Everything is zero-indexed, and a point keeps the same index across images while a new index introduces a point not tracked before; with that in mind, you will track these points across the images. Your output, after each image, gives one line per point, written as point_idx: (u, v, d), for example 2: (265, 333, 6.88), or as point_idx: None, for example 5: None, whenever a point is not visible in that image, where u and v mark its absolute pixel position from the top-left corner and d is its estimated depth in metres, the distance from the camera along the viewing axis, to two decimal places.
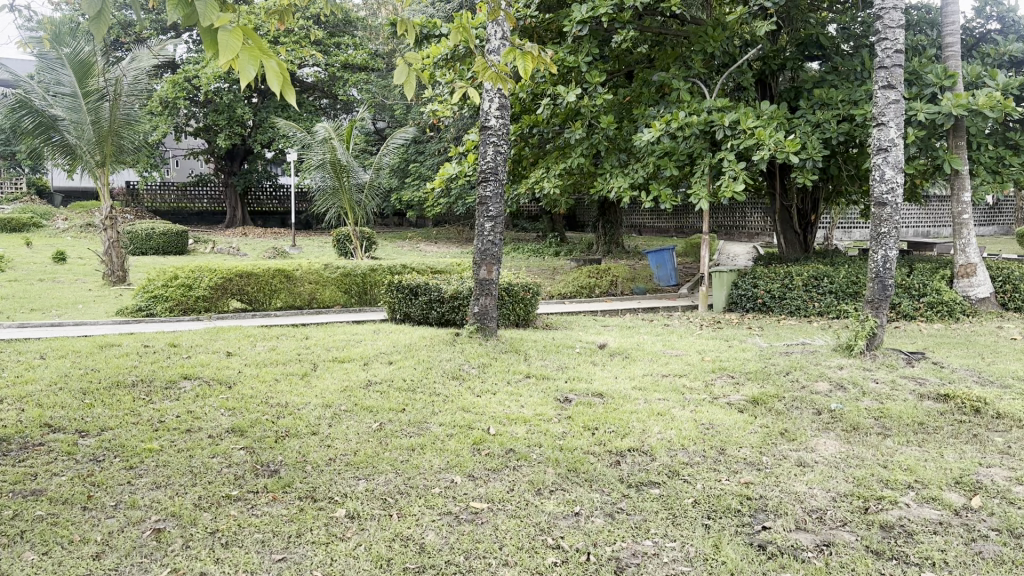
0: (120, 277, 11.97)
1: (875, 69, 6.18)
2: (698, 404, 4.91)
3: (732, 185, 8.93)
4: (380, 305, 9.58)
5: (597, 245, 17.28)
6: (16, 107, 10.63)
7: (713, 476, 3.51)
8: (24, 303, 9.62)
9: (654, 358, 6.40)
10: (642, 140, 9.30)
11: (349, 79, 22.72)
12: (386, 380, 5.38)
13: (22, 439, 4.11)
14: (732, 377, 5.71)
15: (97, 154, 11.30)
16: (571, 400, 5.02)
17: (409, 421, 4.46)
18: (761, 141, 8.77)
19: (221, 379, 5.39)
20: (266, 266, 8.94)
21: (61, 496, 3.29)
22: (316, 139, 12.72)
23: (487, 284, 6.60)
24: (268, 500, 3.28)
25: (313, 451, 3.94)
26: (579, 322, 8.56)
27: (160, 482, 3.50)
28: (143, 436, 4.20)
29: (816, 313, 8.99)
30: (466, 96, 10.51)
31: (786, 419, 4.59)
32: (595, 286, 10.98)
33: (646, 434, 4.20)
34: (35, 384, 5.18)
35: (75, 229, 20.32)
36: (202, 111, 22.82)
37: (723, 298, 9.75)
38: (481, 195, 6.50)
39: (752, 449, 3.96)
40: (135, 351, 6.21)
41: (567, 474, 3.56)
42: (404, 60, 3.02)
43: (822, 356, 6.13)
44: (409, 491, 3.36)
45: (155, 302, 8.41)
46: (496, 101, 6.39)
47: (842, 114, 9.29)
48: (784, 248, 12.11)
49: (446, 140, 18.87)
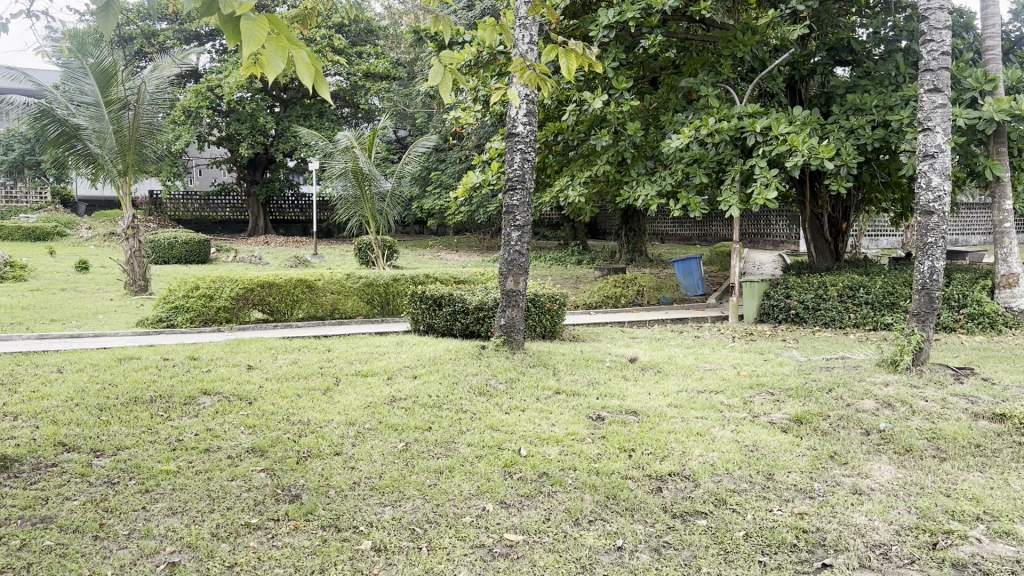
0: (142, 286, 11.88)
1: (920, 72, 5.93)
2: (739, 424, 4.67)
3: (764, 192, 8.67)
4: (402, 316, 9.39)
5: (620, 254, 17.01)
6: (40, 115, 10.41)
7: (763, 506, 3.29)
8: (45, 314, 9.54)
9: (687, 373, 6.16)
10: (670, 147, 9.07)
11: (370, 88, 22.62)
12: (411, 396, 5.18)
13: (35, 460, 3.95)
14: (771, 394, 5.46)
15: (119, 163, 11.25)
16: (603, 418, 4.80)
17: (435, 441, 4.25)
18: (794, 147, 8.52)
19: (242, 394, 5.22)
20: (288, 276, 8.77)
21: (72, 523, 3.11)
22: (338, 147, 12.59)
23: (514, 296, 6.40)
24: (290, 530, 3.08)
25: (336, 473, 3.74)
26: (607, 333, 8.33)
27: (176, 508, 3.32)
28: (160, 456, 4.03)
29: (852, 325, 8.72)
30: (489, 103, 10.33)
31: (833, 441, 4.35)
32: (621, 296, 10.72)
33: (686, 457, 3.97)
34: (51, 399, 5.03)
35: (99, 238, 20.37)
36: (225, 120, 22.81)
37: (754, 308, 9.51)
38: (508, 204, 6.30)
39: (801, 474, 3.75)
40: (154, 365, 6.06)
41: (606, 502, 3.33)
42: (438, 60, 2.81)
43: (865, 372, 5.86)
44: (439, 520, 3.16)
45: (176, 313, 8.28)
46: (524, 108, 6.17)
47: (877, 120, 9.01)
48: (815, 257, 11.81)
49: (467, 148, 18.73)
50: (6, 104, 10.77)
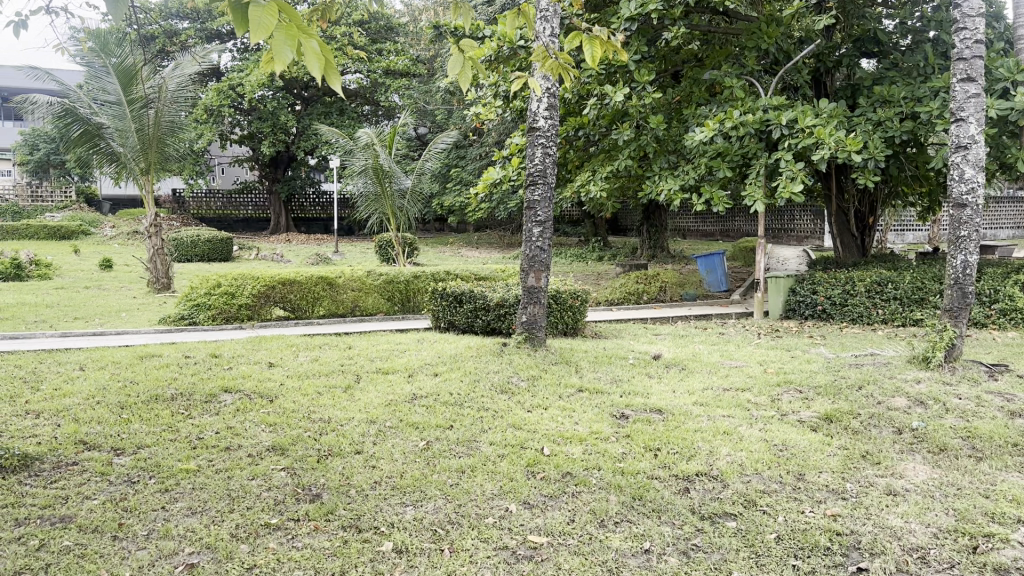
0: (165, 284, 11.94)
1: (953, 61, 5.78)
2: (767, 423, 4.57)
3: (790, 186, 8.53)
4: (423, 312, 9.35)
5: (642, 250, 16.87)
6: (63, 115, 10.51)
7: (795, 508, 3.20)
8: (69, 311, 9.60)
9: (712, 370, 6.05)
10: (694, 140, 8.94)
11: (390, 85, 22.60)
12: (432, 394, 5.12)
13: (56, 458, 3.93)
14: (800, 391, 5.35)
15: (141, 161, 11.29)
16: (627, 416, 4.71)
17: (457, 440, 4.18)
18: (821, 140, 8.37)
19: (263, 392, 5.19)
20: (309, 273, 8.75)
21: (90, 523, 3.08)
22: (358, 144, 12.55)
23: (535, 292, 6.31)
24: (310, 530, 3.03)
25: (357, 472, 3.69)
26: (630, 330, 8.23)
27: (196, 508, 3.28)
28: (180, 454, 4.00)
29: (880, 320, 8.58)
30: (510, 98, 10.25)
31: (865, 440, 4.24)
32: (644, 292, 10.60)
33: (714, 457, 3.88)
34: (73, 397, 5.03)
35: (122, 236, 20.52)
36: (246, 118, 22.87)
37: (779, 304, 9.40)
38: (529, 199, 6.21)
39: (833, 474, 3.65)
40: (175, 362, 6.04)
41: (632, 503, 3.25)
42: (458, 48, 2.73)
43: (896, 369, 5.73)
44: (461, 521, 3.09)
45: (198, 310, 8.29)
46: (545, 101, 6.09)
47: (905, 112, 8.83)
48: (841, 252, 11.63)
49: (488, 144, 18.67)
50: (30, 104, 10.86)
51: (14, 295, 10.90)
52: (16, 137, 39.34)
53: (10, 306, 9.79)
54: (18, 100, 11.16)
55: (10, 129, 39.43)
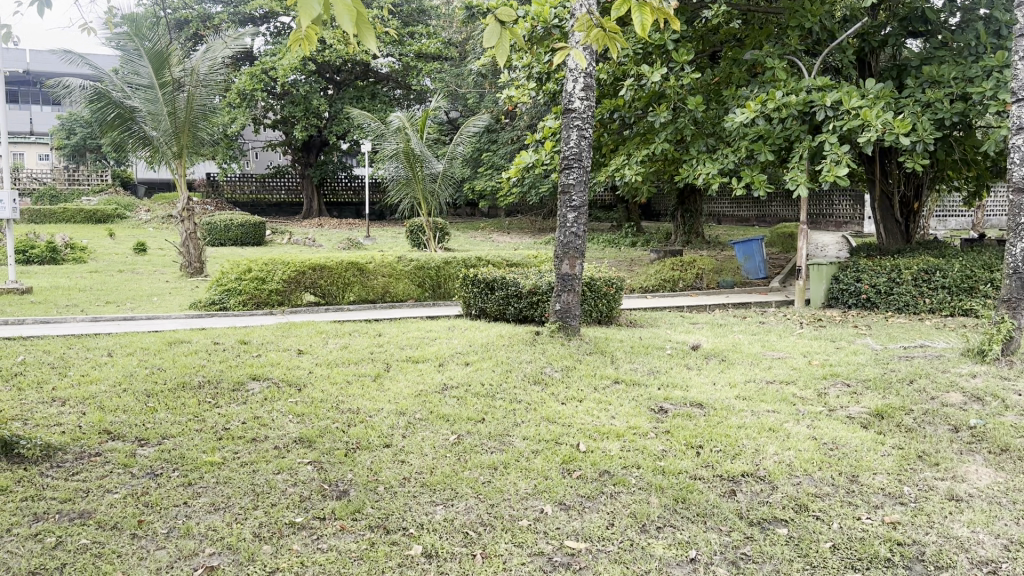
0: (197, 268, 11.93)
1: (1014, 37, 5.44)
2: (814, 419, 4.37)
3: (834, 169, 8.22)
4: (455, 299, 9.20)
5: (676, 235, 16.56)
6: (96, 98, 10.49)
7: (850, 514, 2.99)
8: (101, 296, 9.59)
9: (754, 362, 5.82)
10: (734, 123, 8.66)
11: (423, 68, 22.43)
12: (463, 384, 4.96)
13: (78, 448, 3.83)
14: (847, 385, 5.12)
15: (174, 145, 11.22)
16: (666, 410, 4.51)
17: (489, 434, 4.02)
18: (868, 122, 8.04)
19: (291, 380, 5.08)
20: (339, 259, 8.64)
21: (110, 520, 2.97)
22: (390, 128, 12.40)
23: (569, 280, 6.11)
24: (336, 530, 2.89)
25: (386, 468, 3.55)
26: (666, 318, 8.01)
27: (219, 504, 3.16)
28: (206, 445, 3.89)
29: (927, 310, 8.24)
30: (543, 80, 10.02)
31: (921, 439, 4.00)
32: (680, 279, 10.33)
33: (760, 456, 3.68)
34: (100, 384, 4.96)
35: (157, 220, 20.64)
36: (279, 103, 22.84)
37: (821, 292, 9.11)
38: (564, 183, 6.00)
39: (889, 477, 3.42)
40: (204, 349, 5.95)
41: (675, 506, 3.06)
42: (494, 18, 2.54)
43: (949, 362, 5.46)
44: (494, 523, 2.93)
45: (229, 295, 8.21)
46: (581, 81, 5.87)
47: (955, 93, 8.45)
48: (884, 239, 11.24)
49: (520, 128, 18.45)
50: (64, 88, 10.85)
51: (49, 279, 10.95)
52: (55, 122, 39.83)
53: (44, 290, 9.82)
54: (52, 85, 11.16)
55: (47, 114, 40.10)
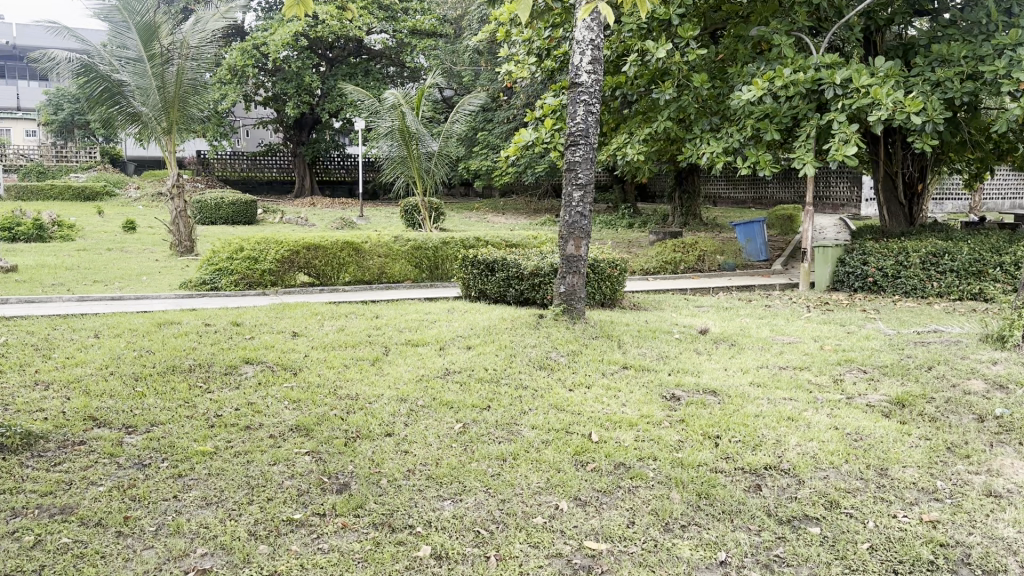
0: (188, 246, 11.66)
1: None
2: (834, 407, 4.19)
3: (842, 149, 8.00)
4: (453, 280, 8.97)
5: (674, 216, 16.33)
6: (83, 71, 10.20)
7: (885, 511, 2.82)
8: (89, 274, 9.34)
9: (764, 347, 5.63)
10: (740, 101, 8.43)
11: (416, 45, 22.27)
12: (466, 369, 4.77)
13: (62, 436, 3.63)
14: (864, 371, 4.96)
15: (163, 121, 10.89)
16: (679, 398, 4.32)
17: (496, 423, 3.82)
18: (878, 101, 7.81)
19: (286, 364, 4.87)
20: (334, 238, 8.37)
21: (93, 516, 2.79)
22: (383, 105, 12.12)
23: (575, 261, 5.90)
24: (338, 528, 2.70)
25: (389, 459, 3.34)
26: (670, 301, 7.81)
27: (210, 499, 2.96)
28: (197, 433, 3.68)
29: (935, 294, 8.07)
30: (543, 55, 9.75)
31: (947, 430, 3.82)
32: (681, 262, 10.12)
33: (782, 448, 3.50)
34: (86, 367, 4.75)
35: (147, 197, 20.32)
36: (271, 80, 22.43)
37: (826, 275, 8.93)
38: (569, 160, 5.77)
39: (920, 471, 3.25)
40: (194, 331, 5.72)
41: (698, 503, 2.89)
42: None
43: (968, 348, 5.28)
44: (505, 520, 2.74)
45: (220, 275, 8.01)
46: (589, 54, 5.64)
47: (966, 72, 8.22)
48: (887, 221, 11.03)
49: (516, 106, 18.16)
50: (49, 61, 10.54)
51: (35, 257, 10.68)
52: (42, 98, 39.08)
53: (30, 268, 9.56)
54: (38, 58, 10.84)
55: (33, 90, 39.60)
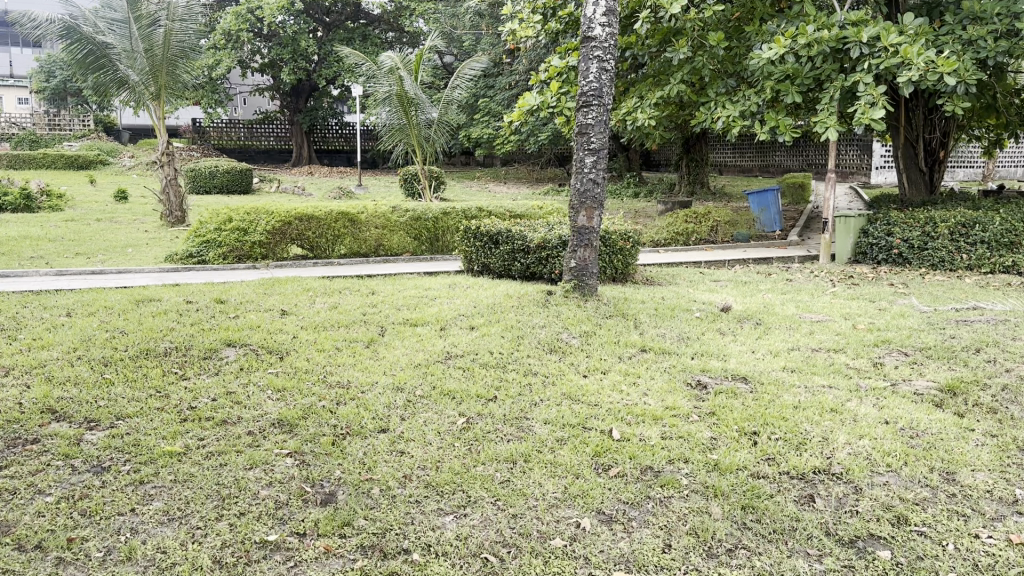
0: (180, 217, 11.17)
1: None
2: (879, 397, 3.75)
3: (869, 112, 7.45)
4: (454, 252, 8.49)
5: (681, 185, 15.75)
6: (65, 34, 9.62)
7: (965, 530, 2.41)
8: (72, 246, 8.87)
9: (794, 325, 5.18)
10: (760, 61, 7.87)
11: (415, 9, 21.64)
12: (468, 353, 4.33)
13: (11, 435, 3.20)
14: (904, 353, 4.53)
15: (151, 85, 10.30)
16: (706, 386, 3.89)
17: (504, 418, 3.39)
18: (907, 60, 7.24)
19: (273, 347, 4.44)
20: (328, 209, 7.89)
21: (33, 537, 2.37)
22: (382, 69, 11.49)
23: (586, 234, 5.43)
24: (321, 554, 2.28)
25: (382, 462, 2.91)
26: (684, 275, 7.36)
27: (174, 513, 2.54)
28: (166, 429, 3.25)
29: (965, 266, 7.63)
30: (550, 13, 9.16)
31: (1013, 425, 3.38)
32: (694, 233, 9.62)
33: (830, 447, 3.07)
34: (52, 350, 4.31)
35: (141, 166, 19.80)
36: (267, 45, 21.68)
37: (848, 246, 8.47)
38: (581, 123, 5.28)
39: (992, 475, 2.82)
40: (176, 309, 5.27)
41: (744, 520, 2.47)
42: None
43: (1017, 328, 4.85)
44: (519, 543, 2.33)
45: (208, 248, 7.56)
46: (603, 5, 5.14)
47: (1000, 29, 7.63)
48: (907, 191, 10.46)
49: (519, 72, 17.56)
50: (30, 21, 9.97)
51: (19, 228, 10.21)
52: (34, 64, 38.38)
53: (11, 239, 9.10)
54: (20, 20, 10.24)
55: (23, 56, 38.94)
